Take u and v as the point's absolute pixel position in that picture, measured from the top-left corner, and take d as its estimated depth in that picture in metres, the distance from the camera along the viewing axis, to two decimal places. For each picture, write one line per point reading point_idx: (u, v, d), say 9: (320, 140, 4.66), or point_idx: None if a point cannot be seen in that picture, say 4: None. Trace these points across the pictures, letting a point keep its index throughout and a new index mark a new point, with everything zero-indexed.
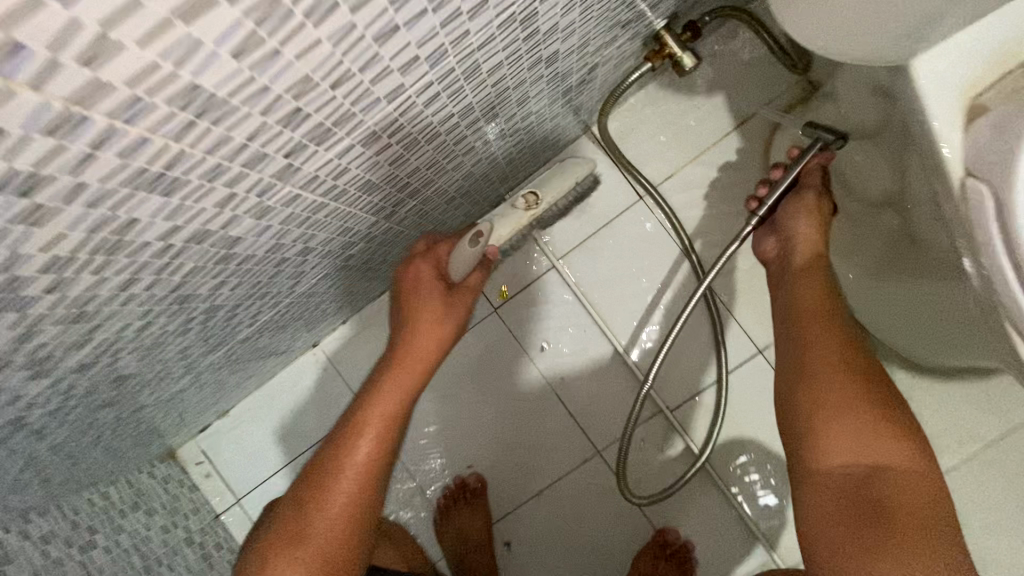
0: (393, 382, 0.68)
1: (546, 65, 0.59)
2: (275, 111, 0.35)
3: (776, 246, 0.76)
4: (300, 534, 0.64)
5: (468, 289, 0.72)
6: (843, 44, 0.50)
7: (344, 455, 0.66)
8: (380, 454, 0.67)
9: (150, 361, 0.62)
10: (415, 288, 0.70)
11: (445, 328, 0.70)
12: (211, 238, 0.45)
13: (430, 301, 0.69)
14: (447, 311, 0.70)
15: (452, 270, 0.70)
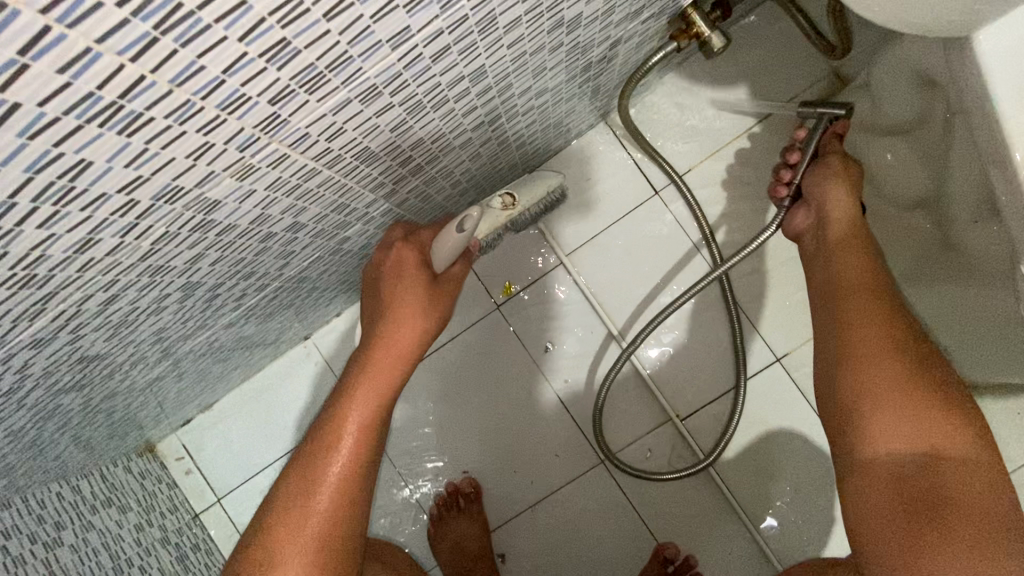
0: (374, 376, 0.62)
1: (567, 31, 0.54)
2: (258, 39, 0.30)
3: (808, 216, 0.75)
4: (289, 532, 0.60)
5: (451, 279, 0.65)
6: (900, 7, 0.46)
7: (326, 456, 0.61)
8: (364, 453, 0.62)
9: (119, 343, 0.56)
10: (397, 273, 0.62)
11: (430, 319, 0.64)
12: (184, 198, 0.40)
13: (412, 290, 0.62)
14: (431, 302, 0.64)
15: (435, 258, 0.63)
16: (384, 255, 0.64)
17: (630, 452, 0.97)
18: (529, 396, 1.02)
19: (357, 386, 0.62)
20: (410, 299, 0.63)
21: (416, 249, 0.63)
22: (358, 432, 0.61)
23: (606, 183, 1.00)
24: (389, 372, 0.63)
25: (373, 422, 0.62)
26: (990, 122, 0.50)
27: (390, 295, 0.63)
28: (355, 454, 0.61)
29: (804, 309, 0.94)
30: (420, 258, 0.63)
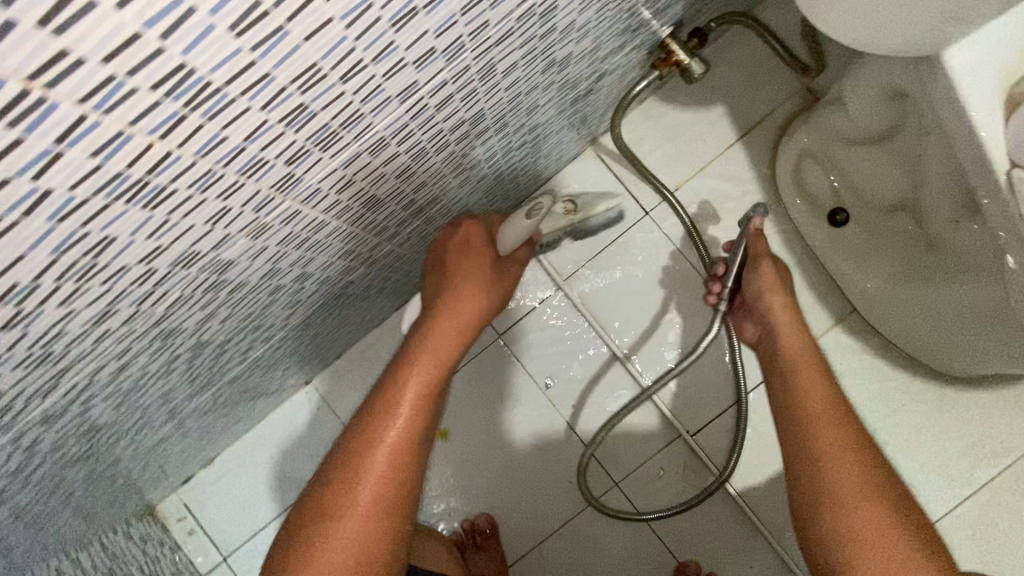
0: (439, 340, 0.61)
1: (558, 69, 0.56)
2: (277, 107, 0.31)
3: (754, 326, 0.68)
4: (342, 490, 0.56)
5: (515, 262, 0.69)
6: (869, 33, 0.49)
7: (385, 418, 0.58)
8: (421, 424, 0.59)
9: (128, 409, 0.55)
10: (465, 252, 0.65)
11: (493, 294, 0.65)
12: (200, 262, 0.40)
13: (480, 266, 0.64)
14: (495, 279, 0.65)
15: (503, 240, 0.66)
16: (451, 231, 0.67)
17: (643, 470, 0.98)
18: (535, 426, 1.01)
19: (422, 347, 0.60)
20: (474, 271, 0.64)
21: (484, 229, 0.67)
22: (416, 399, 0.59)
23: None
24: (451, 341, 0.61)
25: (431, 392, 0.60)
26: (965, 132, 0.53)
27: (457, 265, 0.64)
28: (410, 421, 0.58)
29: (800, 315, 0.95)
30: (488, 238, 0.66)
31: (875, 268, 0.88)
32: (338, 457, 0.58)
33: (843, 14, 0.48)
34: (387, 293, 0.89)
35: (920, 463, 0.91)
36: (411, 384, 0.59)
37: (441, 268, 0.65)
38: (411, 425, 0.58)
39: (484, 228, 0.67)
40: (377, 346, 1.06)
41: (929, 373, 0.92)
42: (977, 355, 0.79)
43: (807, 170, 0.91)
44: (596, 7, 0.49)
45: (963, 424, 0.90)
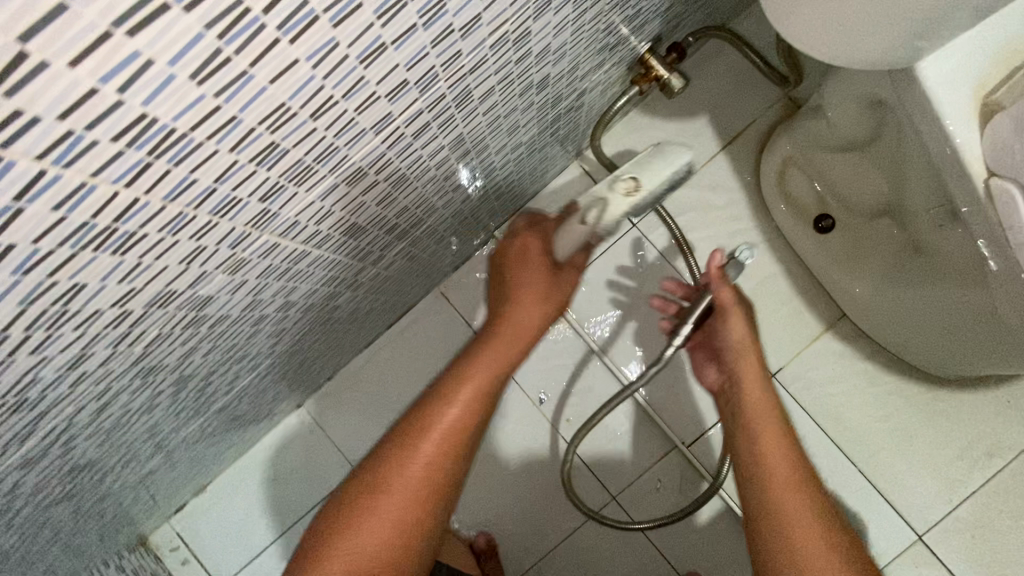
0: (504, 338, 0.61)
1: (537, 91, 0.57)
2: (247, 147, 0.31)
3: (718, 375, 0.65)
4: (388, 470, 0.55)
5: (574, 270, 0.67)
6: (843, 48, 0.49)
7: (443, 405, 0.57)
8: (478, 416, 0.58)
9: (111, 446, 0.54)
10: (525, 257, 0.65)
11: (553, 303, 0.64)
12: (178, 299, 0.39)
13: (542, 272, 0.64)
14: (555, 286, 0.65)
15: (560, 245, 0.65)
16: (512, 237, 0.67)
17: (640, 482, 0.97)
18: (530, 441, 1.01)
19: (490, 341, 0.61)
20: (531, 275, 0.64)
21: (541, 237, 0.66)
22: (474, 393, 0.58)
23: None
24: (509, 342, 0.61)
25: (492, 387, 0.59)
26: (941, 142, 0.53)
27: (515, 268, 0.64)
28: (469, 413, 0.57)
29: (791, 322, 0.95)
30: (548, 244, 0.66)
31: (863, 273, 0.88)
32: (391, 435, 0.58)
33: (816, 30, 0.48)
34: (376, 314, 0.89)
35: (915, 466, 0.91)
36: (472, 377, 0.58)
37: (505, 268, 0.65)
38: (468, 417, 0.57)
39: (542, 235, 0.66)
40: (368, 366, 1.05)
41: (921, 376, 0.92)
42: (969, 357, 0.78)
43: (791, 178, 0.91)
44: (570, 30, 0.49)
45: (957, 426, 0.90)
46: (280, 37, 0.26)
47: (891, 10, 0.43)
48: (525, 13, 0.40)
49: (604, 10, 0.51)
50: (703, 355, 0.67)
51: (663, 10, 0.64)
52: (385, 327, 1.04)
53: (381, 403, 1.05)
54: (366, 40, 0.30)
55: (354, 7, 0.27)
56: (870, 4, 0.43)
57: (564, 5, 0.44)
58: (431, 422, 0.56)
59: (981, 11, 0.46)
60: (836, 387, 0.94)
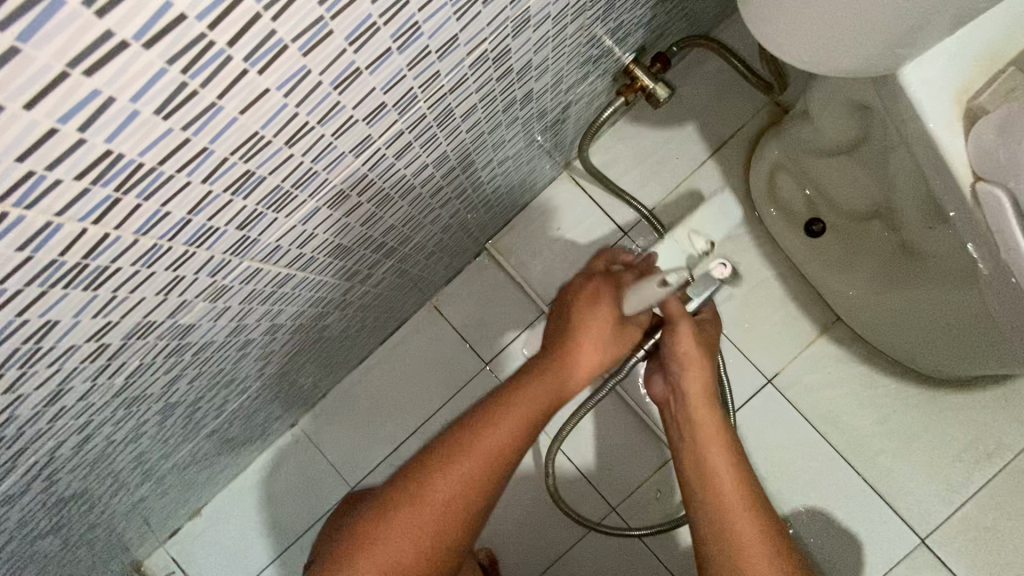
0: (558, 371, 0.60)
1: (520, 106, 0.57)
2: (220, 177, 0.30)
3: (664, 386, 0.68)
4: (427, 482, 0.55)
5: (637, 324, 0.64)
6: (824, 57, 0.49)
7: (489, 426, 0.56)
8: (523, 442, 0.57)
9: (97, 476, 0.53)
10: (592, 302, 0.62)
11: (612, 354, 0.62)
12: (157, 330, 0.38)
13: (608, 319, 0.61)
14: (618, 337, 0.62)
15: (630, 301, 0.62)
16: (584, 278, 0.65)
17: (638, 494, 0.96)
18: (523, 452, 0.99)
19: (547, 368, 0.59)
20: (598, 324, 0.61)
21: (613, 285, 0.63)
22: (523, 419, 0.57)
23: (577, 230, 1.00)
24: (563, 378, 0.60)
25: (540, 415, 0.58)
26: (926, 146, 0.53)
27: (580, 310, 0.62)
28: (518, 437, 0.57)
29: (786, 327, 0.95)
30: (619, 295, 0.63)
31: (857, 276, 0.87)
32: (433, 447, 0.57)
33: (797, 39, 0.48)
34: (367, 331, 0.88)
35: (915, 469, 0.90)
36: (523, 405, 0.57)
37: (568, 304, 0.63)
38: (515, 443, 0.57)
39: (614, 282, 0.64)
40: (362, 382, 1.04)
41: (917, 377, 0.92)
42: (964, 358, 0.78)
43: (781, 184, 0.91)
44: (551, 45, 0.49)
45: (956, 427, 0.90)
46: (247, 68, 0.25)
47: (869, 19, 0.43)
48: (504, 31, 0.40)
49: (584, 24, 0.51)
50: (653, 365, 0.70)
51: (646, 21, 0.64)
52: (378, 343, 1.03)
53: (375, 420, 1.04)
54: (338, 66, 0.30)
55: (324, 35, 0.27)
56: (848, 13, 0.43)
57: (544, 21, 0.44)
58: (477, 443, 0.56)
59: (959, 18, 0.46)
60: (833, 391, 0.93)
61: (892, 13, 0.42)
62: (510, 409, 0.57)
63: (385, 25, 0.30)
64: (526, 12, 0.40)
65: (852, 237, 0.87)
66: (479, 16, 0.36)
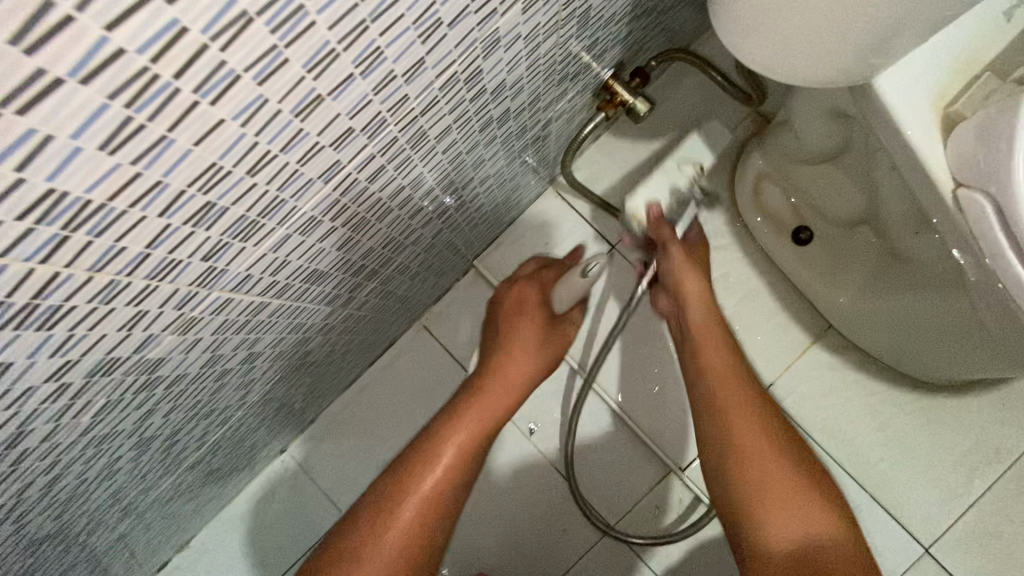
0: (485, 395, 0.63)
1: (498, 125, 0.56)
2: (179, 210, 0.29)
3: (669, 304, 0.71)
4: (370, 533, 0.56)
5: (568, 322, 0.73)
6: (797, 70, 0.49)
7: (425, 465, 0.58)
8: (458, 476, 0.59)
9: (71, 516, 0.52)
10: (517, 309, 0.70)
11: (541, 355, 0.68)
12: (124, 365, 0.37)
13: (531, 323, 0.69)
14: (546, 336, 0.69)
15: (555, 298, 0.71)
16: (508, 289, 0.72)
17: (636, 510, 0.94)
18: (518, 471, 0.97)
19: (474, 396, 0.63)
20: (527, 327, 0.68)
21: (537, 287, 0.71)
22: (469, 435, 0.61)
23: (564, 245, 1.00)
24: (490, 402, 0.63)
25: (473, 447, 0.61)
26: (906, 155, 0.53)
27: (509, 320, 0.69)
28: (455, 466, 0.59)
29: (778, 337, 0.94)
30: (541, 294, 0.71)
31: (846, 282, 0.87)
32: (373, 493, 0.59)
33: (771, 51, 0.48)
34: (355, 353, 0.87)
35: (914, 478, 0.89)
36: (456, 434, 0.60)
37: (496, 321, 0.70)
38: (462, 459, 0.60)
39: (539, 284, 0.72)
40: (352, 405, 1.03)
41: (912, 384, 0.91)
42: (956, 361, 0.78)
43: (767, 193, 0.91)
44: (525, 65, 0.49)
45: (953, 433, 0.89)
46: (198, 99, 0.24)
47: (839, 31, 0.43)
48: (473, 52, 0.40)
49: (558, 43, 0.51)
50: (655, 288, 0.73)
51: (623, 37, 0.64)
52: (367, 364, 1.01)
53: (366, 444, 1.01)
54: (298, 94, 0.29)
55: (280, 63, 0.26)
56: (816, 24, 0.43)
57: (515, 41, 0.44)
58: (417, 481, 0.58)
59: (931, 27, 0.46)
60: (828, 400, 0.92)
61: (864, 23, 0.41)
62: (444, 441, 0.60)
63: (345, 51, 0.29)
64: (495, 33, 0.40)
65: (837, 243, 0.87)
66: (445, 39, 0.35)
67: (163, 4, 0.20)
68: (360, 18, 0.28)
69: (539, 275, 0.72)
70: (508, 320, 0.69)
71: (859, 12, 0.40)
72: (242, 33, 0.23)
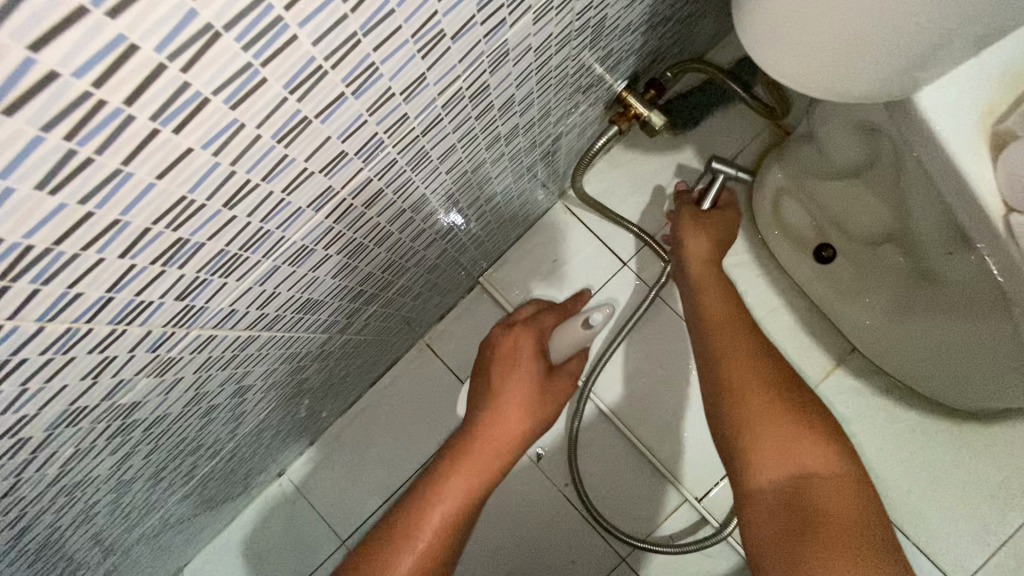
0: (468, 468, 0.58)
1: (505, 142, 0.53)
2: (144, 250, 0.26)
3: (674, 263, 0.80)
4: None
5: (568, 373, 0.65)
6: (829, 84, 0.45)
7: (405, 541, 0.55)
8: (438, 556, 0.56)
9: (45, 565, 0.48)
10: (509, 363, 0.63)
11: (534, 422, 0.61)
12: (92, 412, 0.34)
13: (524, 380, 0.61)
14: (541, 395, 0.62)
15: (552, 348, 0.64)
16: (502, 337, 0.65)
17: (641, 532, 0.90)
18: (525, 498, 0.93)
19: (458, 467, 0.58)
20: (519, 389, 0.61)
21: (534, 337, 0.65)
22: (449, 512, 0.57)
23: (574, 261, 0.96)
24: (473, 478, 0.58)
25: (455, 523, 0.57)
26: (950, 175, 0.49)
27: (499, 378, 0.62)
28: (433, 546, 0.55)
29: (798, 359, 0.89)
30: (537, 345, 0.64)
31: (872, 302, 0.83)
32: (354, 559, 0.56)
33: (806, 63, 0.44)
34: (355, 375, 0.83)
35: (943, 512, 0.84)
36: (436, 510, 0.56)
37: (486, 373, 0.64)
38: (442, 537, 0.56)
39: (534, 334, 0.65)
40: (353, 427, 0.99)
41: (941, 411, 0.86)
42: (997, 388, 0.72)
43: (787, 209, 0.87)
44: (535, 78, 0.45)
45: (987, 462, 0.84)
46: (158, 127, 0.21)
47: (879, 43, 0.39)
48: (479, 67, 0.36)
49: (570, 55, 0.47)
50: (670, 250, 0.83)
51: (638, 47, 0.60)
52: (369, 385, 0.97)
53: (366, 468, 0.97)
54: (279, 117, 0.25)
55: (255, 84, 0.23)
56: (855, 34, 0.39)
57: (525, 54, 0.40)
58: (395, 560, 0.54)
59: (982, 38, 0.42)
60: (851, 427, 0.87)
61: (913, 31, 0.37)
62: (424, 517, 0.56)
63: (333, 68, 0.25)
64: (504, 45, 0.37)
65: (862, 261, 0.83)
66: (448, 53, 0.32)
67: (104, 16, 0.16)
68: (351, 31, 0.24)
69: (535, 325, 0.66)
70: (499, 377, 0.62)
71: (909, 18, 0.36)
72: (208, 50, 0.20)
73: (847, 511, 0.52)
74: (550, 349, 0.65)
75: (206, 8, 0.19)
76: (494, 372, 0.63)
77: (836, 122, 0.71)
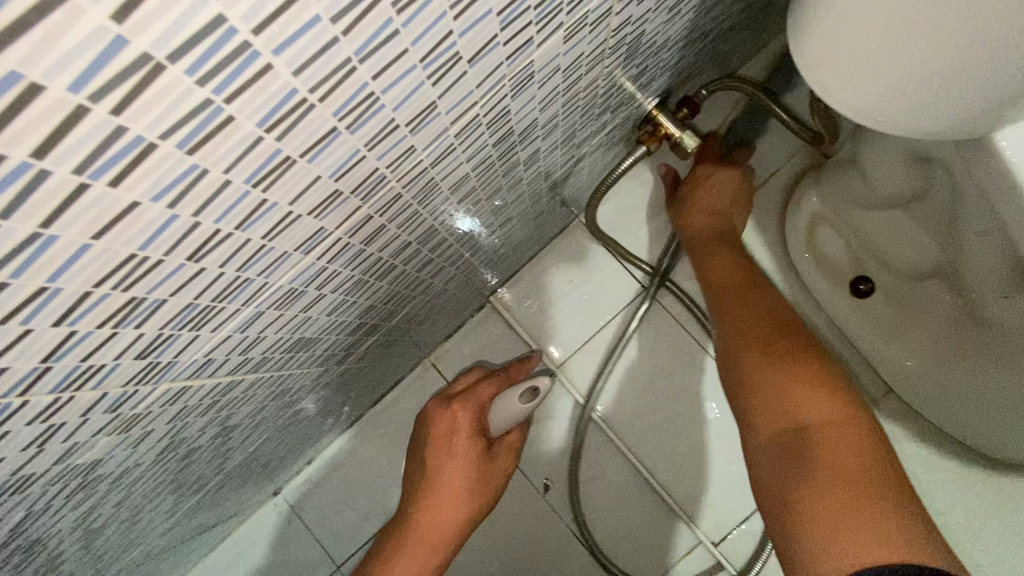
0: (412, 552, 0.63)
1: (524, 167, 0.48)
2: (87, 315, 0.21)
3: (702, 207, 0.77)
4: None
5: (506, 447, 0.71)
6: (900, 118, 0.40)
7: None
8: None
9: None
10: (447, 442, 0.66)
11: (473, 502, 0.67)
12: (43, 477, 0.30)
13: (462, 462, 0.66)
14: (480, 475, 0.67)
15: (492, 424, 0.68)
16: (439, 415, 0.68)
17: (652, 572, 0.85)
18: (531, 532, 0.88)
19: (404, 549, 0.63)
20: (458, 470, 0.65)
21: (469, 414, 0.67)
22: None
23: (590, 282, 0.91)
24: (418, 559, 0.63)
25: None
26: None
27: (436, 458, 0.66)
28: None
29: None
30: (473, 424, 0.67)
31: (915, 342, 0.77)
32: None
33: (874, 95, 0.38)
34: (356, 397, 0.79)
35: None
36: None
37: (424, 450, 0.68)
38: None
39: (470, 411, 0.68)
40: (352, 447, 0.94)
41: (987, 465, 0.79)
42: None
43: (822, 238, 0.81)
44: (562, 101, 0.41)
45: None
46: (89, 182, 0.16)
47: (967, 77, 0.33)
48: (499, 93, 0.31)
49: (601, 74, 0.42)
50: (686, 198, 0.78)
51: (673, 64, 0.55)
52: (370, 405, 0.93)
53: (366, 491, 0.93)
54: (253, 160, 0.21)
55: (218, 124, 0.18)
56: (938, 64, 0.33)
57: (552, 75, 0.35)
58: None
59: None
60: None
61: (1003, 68, 0.32)
62: None
63: (321, 101, 0.21)
64: (529, 68, 0.32)
65: (904, 297, 0.78)
66: (465, 78, 0.27)
67: None
68: (343, 57, 0.20)
69: (469, 401, 0.69)
70: (436, 455, 0.66)
71: (1002, 52, 0.31)
72: (148, 86, 0.15)
73: (848, 452, 0.46)
74: (488, 425, 0.68)
75: (140, 35, 0.14)
76: (432, 453, 0.66)
77: (886, 146, 0.66)
